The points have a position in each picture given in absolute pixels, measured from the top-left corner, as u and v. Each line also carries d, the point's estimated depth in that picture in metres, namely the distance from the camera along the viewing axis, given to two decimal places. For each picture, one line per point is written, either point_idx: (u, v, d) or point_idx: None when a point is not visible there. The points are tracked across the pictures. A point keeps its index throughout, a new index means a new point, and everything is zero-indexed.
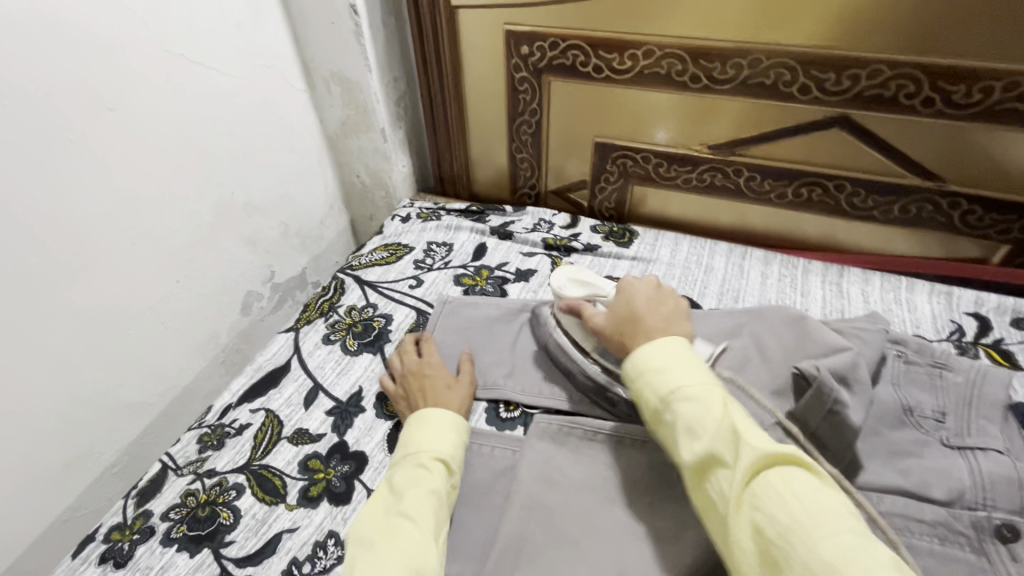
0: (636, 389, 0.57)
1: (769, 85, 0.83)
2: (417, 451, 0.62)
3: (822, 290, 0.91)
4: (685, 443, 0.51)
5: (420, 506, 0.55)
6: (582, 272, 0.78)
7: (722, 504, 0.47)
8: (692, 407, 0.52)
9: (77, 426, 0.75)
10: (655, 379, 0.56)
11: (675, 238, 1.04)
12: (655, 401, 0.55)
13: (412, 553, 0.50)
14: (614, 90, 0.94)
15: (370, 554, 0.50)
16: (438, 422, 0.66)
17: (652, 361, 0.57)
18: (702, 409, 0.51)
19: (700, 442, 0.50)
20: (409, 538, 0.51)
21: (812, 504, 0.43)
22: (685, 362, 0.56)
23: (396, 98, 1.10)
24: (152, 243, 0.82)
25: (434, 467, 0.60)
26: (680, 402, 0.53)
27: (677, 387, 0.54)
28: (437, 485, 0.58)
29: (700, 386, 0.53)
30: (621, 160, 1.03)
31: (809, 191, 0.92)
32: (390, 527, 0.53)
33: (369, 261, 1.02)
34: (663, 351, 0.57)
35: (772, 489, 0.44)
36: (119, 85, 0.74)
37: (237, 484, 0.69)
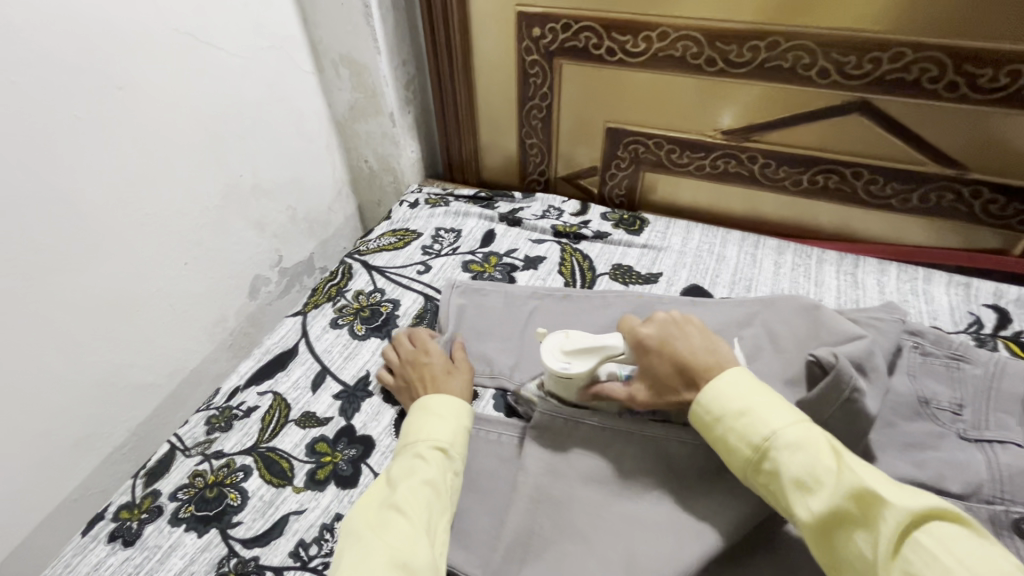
0: (728, 437, 0.51)
1: (787, 68, 0.81)
2: (415, 441, 0.61)
3: (836, 280, 0.89)
4: (803, 499, 0.45)
5: (411, 497, 0.54)
6: (573, 340, 0.66)
7: (865, 570, 0.41)
8: (796, 455, 0.47)
9: (87, 406, 0.76)
10: (747, 425, 0.50)
11: (687, 226, 1.02)
12: (753, 449, 0.49)
13: (399, 544, 0.49)
14: (627, 74, 0.92)
15: (357, 546, 0.49)
16: (435, 411, 0.65)
17: (732, 402, 0.52)
18: (813, 459, 0.46)
19: (823, 497, 0.44)
20: (398, 530, 0.50)
21: (979, 559, 0.38)
22: (768, 402, 0.51)
23: (406, 81, 1.09)
24: (161, 224, 0.82)
25: (430, 457, 0.59)
26: (779, 447, 0.48)
27: (774, 431, 0.49)
28: (432, 474, 0.57)
29: (801, 429, 0.48)
30: (633, 146, 1.01)
31: (826, 178, 0.90)
32: (380, 520, 0.52)
33: (377, 246, 1.02)
34: (740, 390, 0.52)
35: (927, 551, 0.39)
36: (128, 64, 0.73)
37: (245, 466, 0.69)
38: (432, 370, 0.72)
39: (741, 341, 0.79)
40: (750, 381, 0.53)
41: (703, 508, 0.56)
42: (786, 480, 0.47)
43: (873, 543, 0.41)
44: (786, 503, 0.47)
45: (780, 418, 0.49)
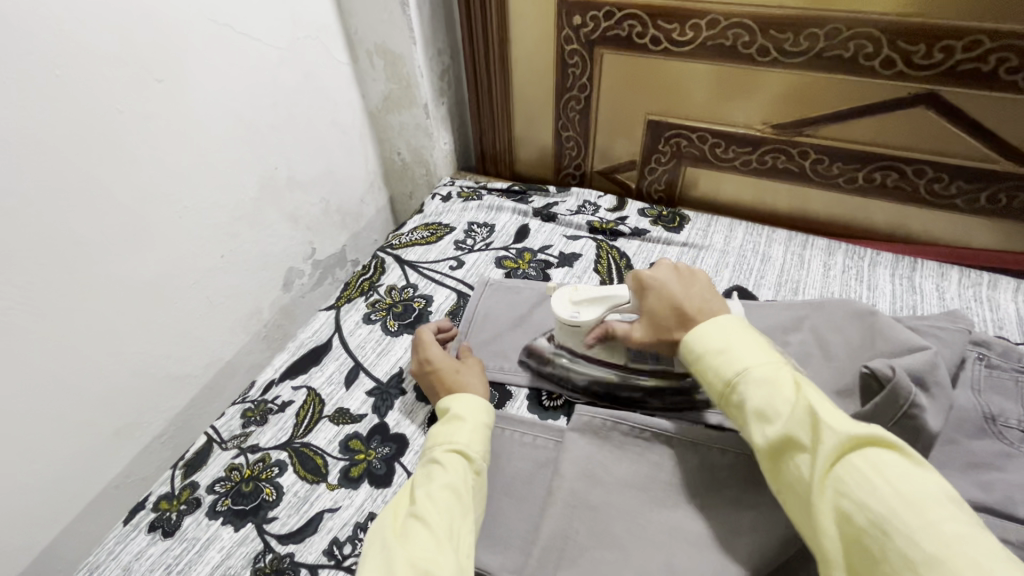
0: (705, 370, 0.54)
1: (847, 58, 0.76)
2: (434, 447, 0.60)
3: (891, 284, 0.84)
4: (759, 424, 0.47)
5: (432, 504, 0.53)
6: (581, 290, 0.67)
7: (802, 489, 0.43)
8: (760, 386, 0.49)
9: (128, 396, 0.77)
10: (719, 358, 0.53)
11: (729, 224, 0.98)
12: (723, 382, 0.51)
13: (420, 553, 0.48)
14: (672, 64, 0.88)
15: (381, 558, 0.49)
16: (455, 412, 0.64)
17: (712, 337, 0.54)
18: (773, 391, 0.47)
19: (777, 423, 0.46)
20: (419, 540, 0.49)
21: (910, 485, 0.38)
22: (744, 340, 0.53)
23: (440, 72, 1.07)
24: (198, 217, 0.82)
25: (450, 460, 0.58)
26: (745, 378, 0.50)
27: (744, 365, 0.51)
28: (453, 479, 0.55)
29: (770, 366, 0.49)
30: (675, 139, 0.97)
31: (883, 176, 0.85)
32: (404, 532, 0.51)
33: (409, 240, 1.00)
34: (722, 329, 0.54)
35: (859, 473, 0.40)
36: (169, 56, 0.73)
37: (280, 461, 0.69)
38: (442, 372, 0.70)
39: (788, 347, 0.76)
40: (739, 326, 0.54)
41: (750, 526, 0.54)
42: (748, 407, 0.49)
43: (815, 465, 0.43)
44: (747, 430, 0.49)
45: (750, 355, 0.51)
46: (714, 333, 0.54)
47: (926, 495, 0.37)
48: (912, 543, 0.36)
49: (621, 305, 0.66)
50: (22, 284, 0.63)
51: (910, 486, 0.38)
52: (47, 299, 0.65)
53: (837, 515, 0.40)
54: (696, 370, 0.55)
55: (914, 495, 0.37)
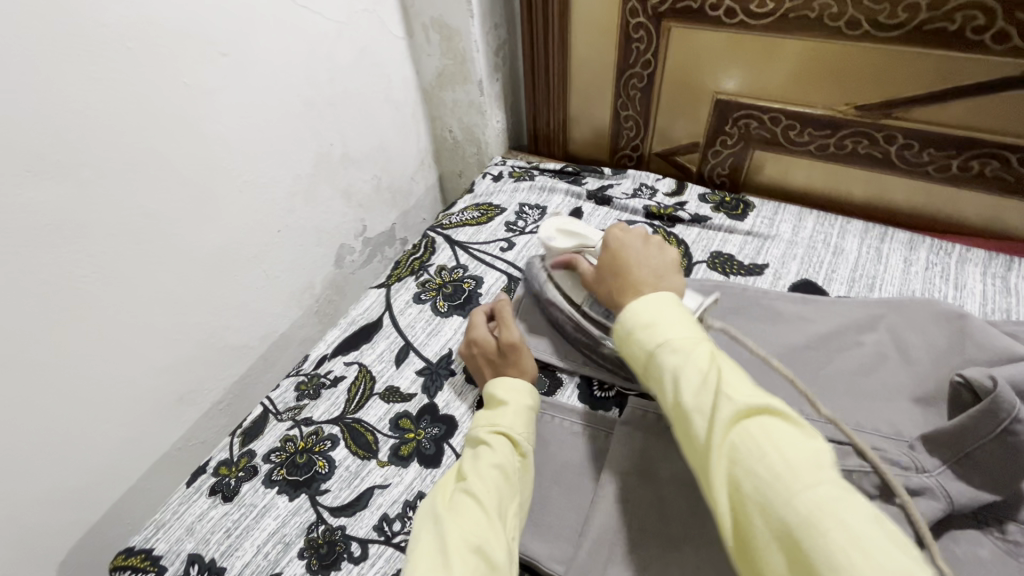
0: (632, 338, 0.52)
1: (952, 32, 0.68)
2: (479, 428, 0.60)
3: (982, 284, 0.77)
4: (671, 393, 0.47)
5: (482, 482, 0.53)
6: (571, 222, 0.76)
7: (701, 461, 0.43)
8: (676, 356, 0.48)
9: (190, 363, 0.80)
10: (645, 333, 0.51)
11: (798, 213, 0.92)
12: (654, 361, 0.49)
13: (472, 531, 0.48)
14: (747, 38, 0.82)
15: (435, 536, 0.49)
16: (501, 392, 0.63)
17: (649, 310, 0.52)
18: (688, 359, 0.47)
19: (688, 393, 0.45)
20: (473, 521, 0.49)
21: (794, 451, 0.39)
22: (670, 313, 0.52)
23: (496, 47, 1.04)
24: (257, 191, 0.83)
25: (497, 441, 0.57)
26: (660, 352, 0.49)
27: (665, 339, 0.50)
28: (500, 459, 0.55)
29: (688, 338, 0.49)
30: (745, 121, 0.91)
31: (982, 164, 0.77)
32: (455, 510, 0.51)
33: (460, 220, 0.99)
34: (657, 304, 0.52)
35: (751, 439, 0.40)
36: (233, 31, 0.73)
37: (332, 435, 0.70)
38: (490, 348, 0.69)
39: (863, 346, 0.71)
40: (674, 307, 0.52)
41: None
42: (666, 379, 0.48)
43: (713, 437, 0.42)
44: (660, 396, 0.48)
45: (675, 327, 0.50)
46: (649, 301, 0.53)
47: (810, 467, 0.38)
48: (799, 515, 0.36)
49: (591, 245, 0.74)
50: (96, 254, 0.65)
51: (796, 457, 0.38)
52: (119, 270, 0.68)
53: (730, 485, 0.40)
54: (618, 341, 0.54)
55: (798, 466, 0.38)
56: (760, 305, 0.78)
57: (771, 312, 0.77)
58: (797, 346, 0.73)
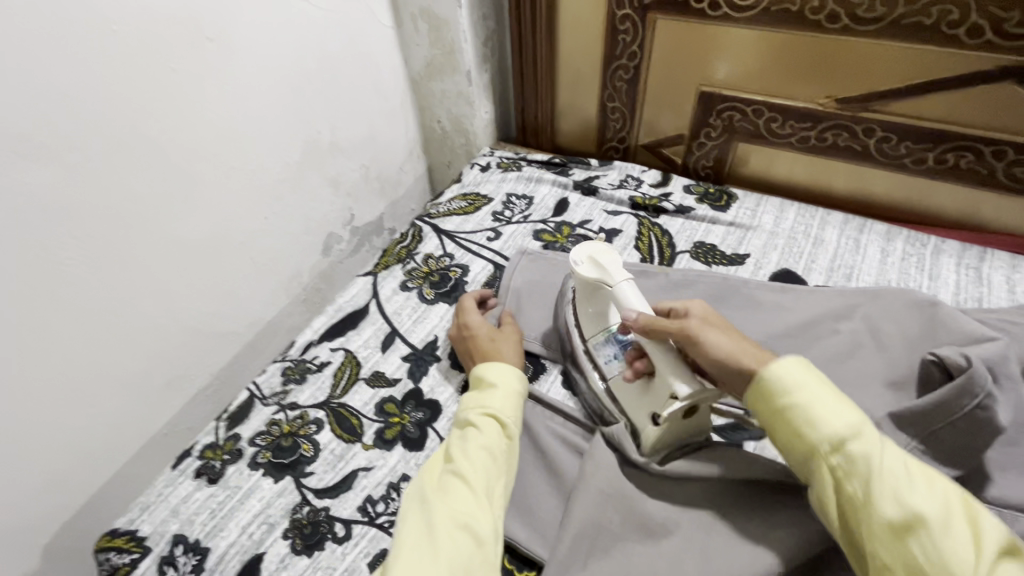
0: (810, 411, 0.49)
1: (929, 26, 0.70)
2: (468, 408, 0.60)
3: (956, 274, 0.79)
4: (896, 496, 0.44)
5: (469, 463, 0.54)
6: (605, 252, 0.66)
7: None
8: (890, 449, 0.46)
9: (176, 348, 0.80)
10: (821, 410, 0.49)
11: (780, 204, 0.94)
12: (846, 443, 0.47)
13: (459, 511, 0.50)
14: (731, 30, 0.83)
15: (423, 514, 0.50)
16: (488, 374, 0.64)
17: (810, 380, 0.51)
18: (887, 457, 0.46)
19: (917, 499, 0.43)
20: (461, 500, 0.51)
21: None
22: (814, 391, 0.50)
23: (485, 37, 1.04)
24: (244, 177, 0.84)
25: (484, 423, 0.58)
26: (859, 437, 0.47)
27: (860, 427, 0.48)
28: (489, 441, 0.56)
29: (872, 430, 0.48)
30: (728, 113, 0.92)
31: (957, 157, 0.79)
32: (443, 489, 0.52)
33: (448, 210, 1.00)
34: (807, 377, 0.51)
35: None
36: (220, 15, 0.73)
37: (318, 419, 0.71)
38: (479, 335, 0.71)
39: (838, 334, 0.72)
40: (830, 385, 0.51)
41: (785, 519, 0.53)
42: (870, 471, 0.45)
43: (977, 551, 0.41)
44: (864, 494, 0.45)
45: (839, 415, 0.48)
46: (797, 369, 0.52)
47: None
48: None
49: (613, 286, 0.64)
50: (81, 236, 0.65)
51: None
52: (105, 252, 0.68)
53: None
54: (770, 411, 0.52)
55: None
56: (741, 294, 0.80)
57: (751, 301, 0.79)
58: (775, 333, 0.74)
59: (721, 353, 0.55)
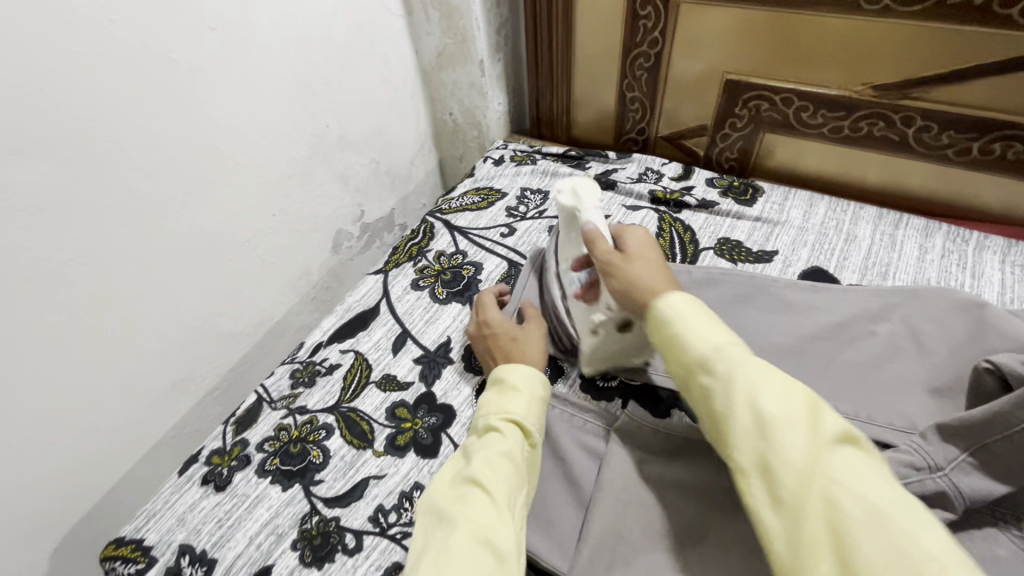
0: (682, 336, 0.49)
1: (979, 5, 0.65)
2: (489, 411, 0.58)
3: (1001, 272, 0.74)
4: (748, 400, 0.42)
5: (490, 470, 0.51)
6: (587, 184, 0.70)
7: (788, 483, 0.38)
8: (749, 359, 0.45)
9: (182, 350, 0.78)
10: (692, 333, 0.49)
11: (809, 198, 0.89)
12: (710, 363, 0.47)
13: (480, 522, 0.46)
14: (760, 14, 0.79)
15: (441, 525, 0.47)
16: (511, 376, 0.61)
17: (689, 310, 0.51)
18: (752, 366, 0.45)
19: (770, 400, 0.42)
20: (482, 510, 0.47)
21: (873, 490, 0.36)
22: (694, 314, 0.51)
23: (498, 25, 1.00)
24: (250, 173, 0.81)
25: (506, 429, 0.55)
26: (717, 355, 0.47)
27: (723, 345, 0.47)
28: (510, 447, 0.53)
29: (738, 345, 0.47)
30: (755, 102, 0.88)
31: (1004, 147, 0.74)
32: (462, 498, 0.49)
33: (460, 205, 0.97)
34: (683, 304, 0.52)
35: (853, 468, 0.37)
36: (223, 3, 0.70)
37: (327, 424, 0.68)
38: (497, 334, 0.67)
39: (875, 337, 0.68)
40: (711, 314, 0.52)
41: None
42: (728, 382, 0.44)
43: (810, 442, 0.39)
44: (724, 401, 0.44)
45: (708, 334, 0.49)
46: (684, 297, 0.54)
47: (877, 499, 0.35)
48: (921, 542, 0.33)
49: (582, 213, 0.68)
50: (83, 237, 0.63)
51: (855, 481, 0.37)
52: (107, 253, 0.66)
53: (827, 516, 0.36)
54: (659, 342, 0.52)
55: (878, 499, 0.35)
56: (769, 293, 0.76)
57: (780, 301, 0.74)
58: (808, 335, 0.70)
59: (633, 283, 0.57)
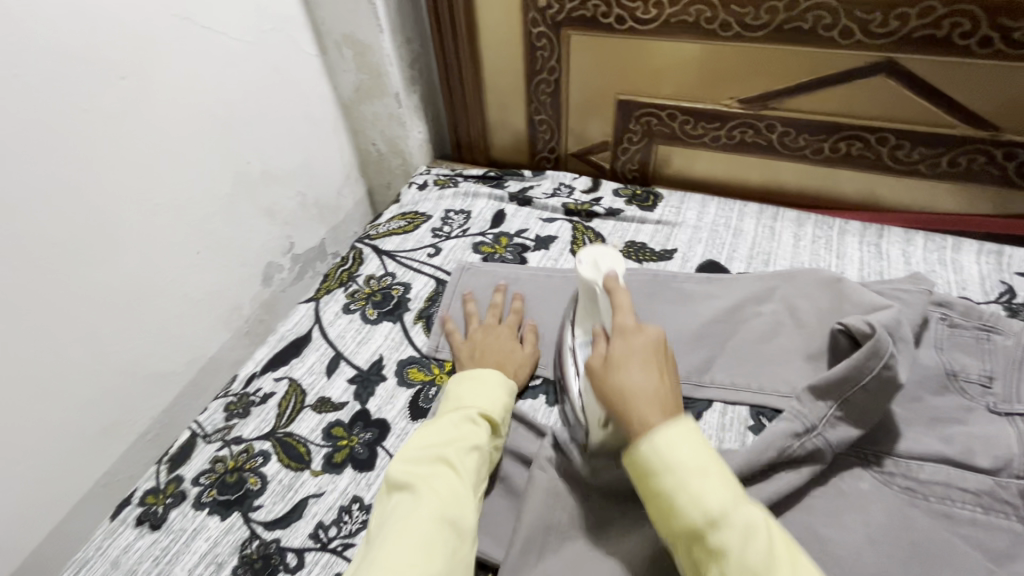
0: (652, 461, 0.48)
1: (808, 30, 0.77)
2: (466, 402, 0.62)
3: (859, 251, 0.86)
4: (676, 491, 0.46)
5: (460, 456, 0.56)
6: (609, 260, 0.67)
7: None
8: (705, 486, 0.45)
9: (108, 395, 0.77)
10: (667, 457, 0.47)
11: (702, 200, 0.99)
12: (693, 515, 0.45)
13: (449, 502, 0.52)
14: (638, 42, 0.89)
15: (410, 499, 0.51)
16: (485, 378, 0.66)
17: (659, 430, 0.49)
18: (681, 456, 0.47)
19: (688, 491, 0.46)
20: (447, 487, 0.53)
21: None
22: (683, 442, 0.48)
23: (410, 60, 1.06)
24: (173, 214, 0.82)
25: (481, 422, 0.60)
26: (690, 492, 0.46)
27: (668, 458, 0.47)
28: (482, 442, 0.58)
29: (681, 442, 0.48)
30: (646, 119, 0.98)
31: (848, 145, 0.87)
32: (428, 473, 0.54)
33: (387, 230, 1.01)
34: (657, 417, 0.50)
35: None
36: (133, 52, 0.73)
37: (263, 451, 0.70)
38: (478, 339, 0.75)
39: (760, 317, 0.78)
40: (697, 439, 0.48)
41: None
42: (662, 468, 0.47)
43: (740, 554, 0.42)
44: (649, 473, 0.48)
45: (654, 420, 0.50)
46: (672, 436, 0.48)
47: None
48: None
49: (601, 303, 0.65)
50: None
51: None
52: (21, 303, 0.65)
53: None
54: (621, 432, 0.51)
55: None
56: (671, 287, 0.84)
57: (680, 294, 0.83)
58: (705, 320, 0.79)
59: (603, 385, 0.55)
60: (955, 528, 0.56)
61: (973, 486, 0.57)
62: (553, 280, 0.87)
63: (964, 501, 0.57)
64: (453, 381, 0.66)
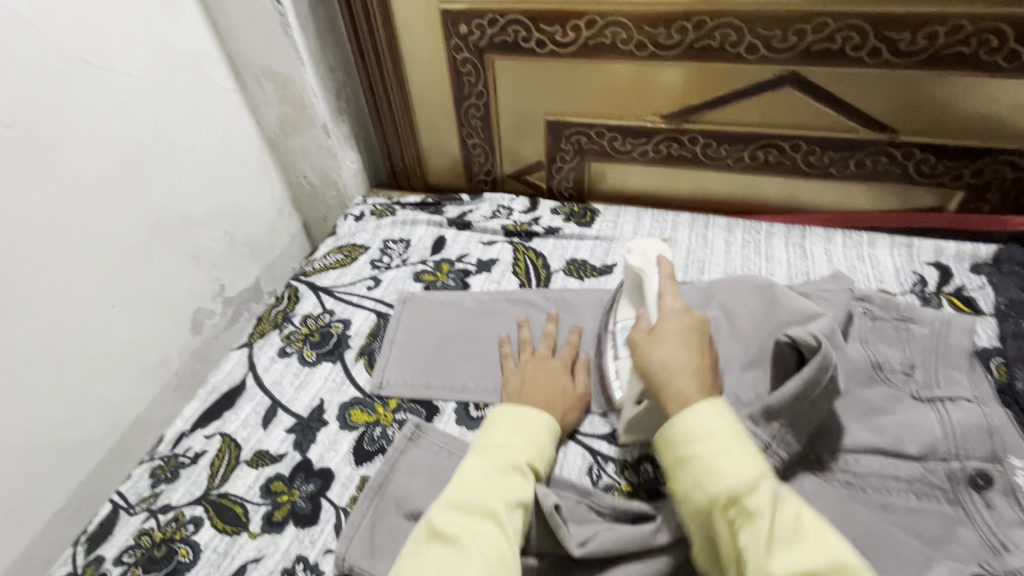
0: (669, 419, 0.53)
1: (717, 47, 0.80)
2: (511, 445, 0.60)
3: (786, 253, 0.90)
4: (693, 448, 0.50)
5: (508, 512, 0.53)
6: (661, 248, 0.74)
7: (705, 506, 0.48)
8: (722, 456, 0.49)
9: (14, 474, 0.70)
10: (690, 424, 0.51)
11: (637, 213, 1.01)
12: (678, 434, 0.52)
13: (493, 563, 0.49)
14: (559, 65, 0.91)
15: (455, 555, 0.49)
16: (528, 418, 0.63)
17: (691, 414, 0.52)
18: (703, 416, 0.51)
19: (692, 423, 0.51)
20: (493, 543, 0.50)
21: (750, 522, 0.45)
22: (707, 422, 0.51)
23: (336, 90, 1.04)
24: (80, 269, 0.76)
25: (527, 472, 0.58)
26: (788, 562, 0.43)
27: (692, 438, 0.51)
28: (527, 495, 0.56)
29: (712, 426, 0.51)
30: (576, 137, 0.99)
31: (766, 153, 0.91)
32: (474, 525, 0.52)
33: (323, 265, 0.97)
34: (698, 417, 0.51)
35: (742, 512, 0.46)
36: (21, 102, 0.68)
37: (195, 517, 0.65)
38: (527, 373, 0.72)
39: None
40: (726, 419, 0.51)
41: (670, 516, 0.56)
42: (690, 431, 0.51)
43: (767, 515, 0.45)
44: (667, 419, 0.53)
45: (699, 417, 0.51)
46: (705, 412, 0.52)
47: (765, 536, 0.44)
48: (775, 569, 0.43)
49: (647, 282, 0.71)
50: None
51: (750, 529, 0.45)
52: None
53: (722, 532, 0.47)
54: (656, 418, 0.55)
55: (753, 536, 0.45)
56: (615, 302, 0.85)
57: None
58: None
59: (644, 356, 0.59)
60: (891, 518, 0.58)
61: (905, 473, 0.60)
62: (497, 303, 0.86)
63: (898, 489, 0.59)
64: (491, 416, 0.64)
